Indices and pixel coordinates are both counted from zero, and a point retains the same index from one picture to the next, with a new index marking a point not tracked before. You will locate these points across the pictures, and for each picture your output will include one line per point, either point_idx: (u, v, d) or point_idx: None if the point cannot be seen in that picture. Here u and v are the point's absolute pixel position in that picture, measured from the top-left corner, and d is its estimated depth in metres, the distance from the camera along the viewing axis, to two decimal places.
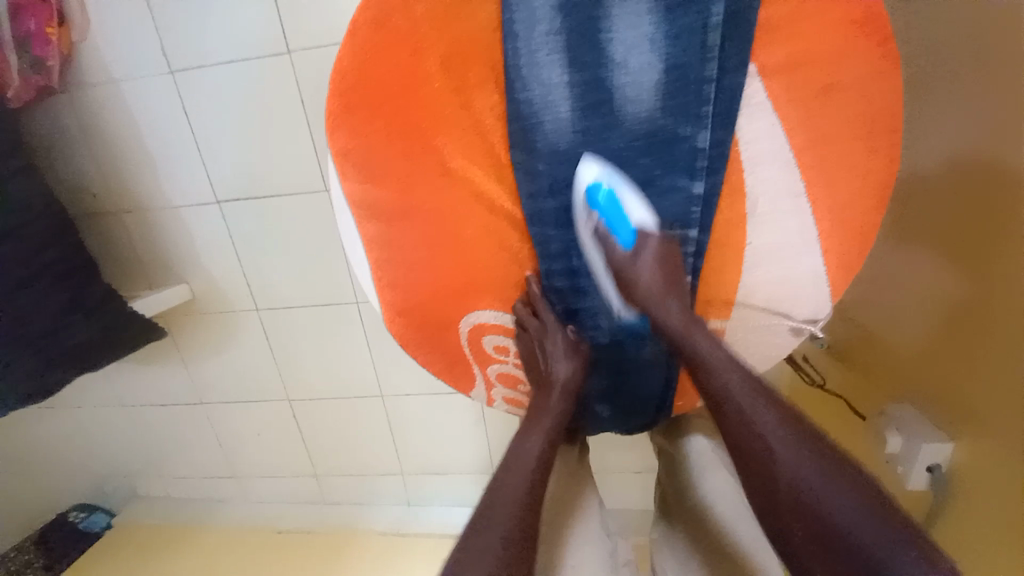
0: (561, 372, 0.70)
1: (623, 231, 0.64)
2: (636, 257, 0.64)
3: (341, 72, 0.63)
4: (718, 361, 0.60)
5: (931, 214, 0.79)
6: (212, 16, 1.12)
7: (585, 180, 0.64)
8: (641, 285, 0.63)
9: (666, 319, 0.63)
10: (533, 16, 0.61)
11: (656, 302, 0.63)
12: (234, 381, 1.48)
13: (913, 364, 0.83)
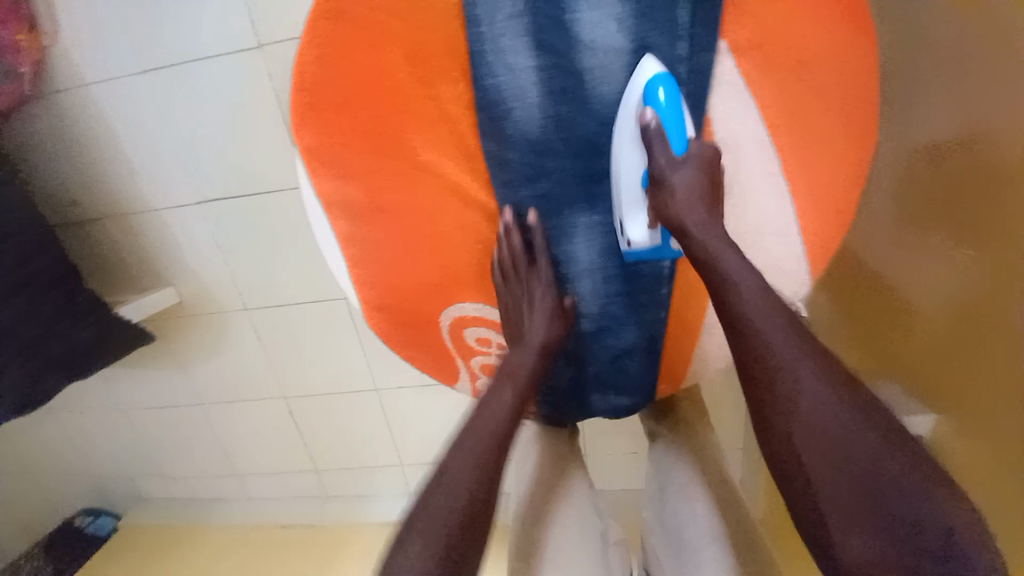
0: (537, 330, 0.67)
1: (675, 138, 0.60)
2: (677, 166, 0.60)
3: (304, 67, 0.62)
4: (753, 303, 0.55)
5: (938, 181, 0.69)
6: (181, 13, 1.10)
7: (646, 76, 0.58)
8: (677, 196, 0.59)
9: (699, 235, 0.59)
10: (495, 2, 0.59)
11: (692, 216, 0.59)
12: (229, 382, 1.49)
13: (909, 344, 0.76)
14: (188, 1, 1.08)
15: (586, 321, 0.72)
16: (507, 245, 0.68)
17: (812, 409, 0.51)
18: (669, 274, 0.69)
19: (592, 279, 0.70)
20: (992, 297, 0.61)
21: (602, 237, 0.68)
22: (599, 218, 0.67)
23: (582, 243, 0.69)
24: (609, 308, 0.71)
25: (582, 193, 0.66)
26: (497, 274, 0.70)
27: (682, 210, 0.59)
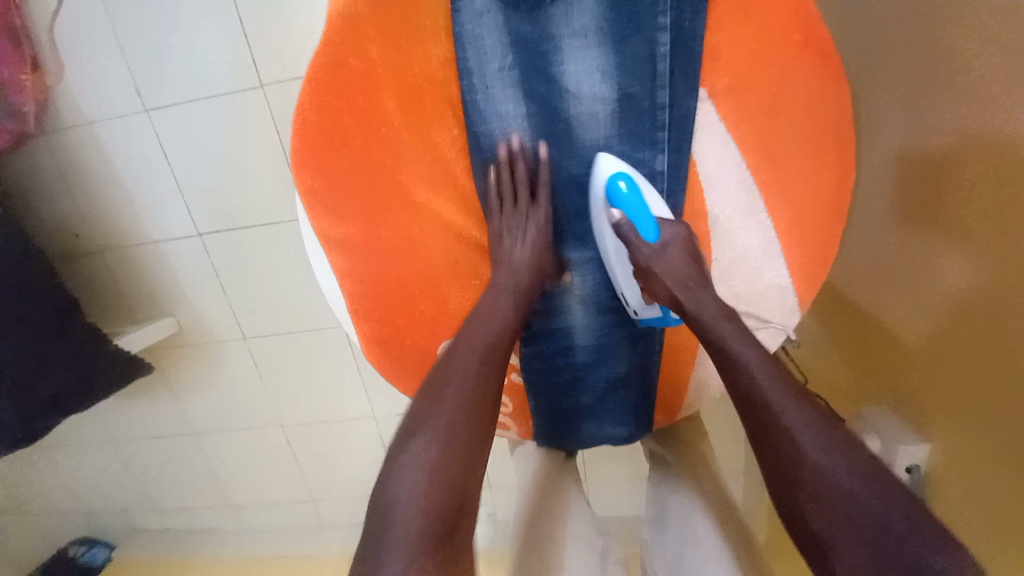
0: (525, 259, 0.66)
1: (646, 225, 0.63)
2: (662, 251, 0.63)
3: (304, 115, 0.64)
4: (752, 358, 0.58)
5: (935, 184, 0.69)
6: (184, 55, 1.13)
7: (602, 178, 0.64)
8: (665, 278, 0.62)
9: (700, 309, 0.61)
10: (485, 54, 0.62)
11: (688, 293, 0.62)
12: (225, 412, 1.49)
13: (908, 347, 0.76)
14: (191, 44, 1.12)
15: (580, 351, 0.74)
16: (509, 172, 0.66)
17: (812, 437, 0.54)
18: None
19: (583, 312, 0.73)
20: (993, 301, 0.61)
21: (592, 271, 0.72)
22: (590, 253, 0.71)
23: (575, 277, 0.72)
24: (603, 341, 0.74)
25: (570, 229, 0.70)
26: (494, 201, 0.68)
27: (676, 284, 0.62)
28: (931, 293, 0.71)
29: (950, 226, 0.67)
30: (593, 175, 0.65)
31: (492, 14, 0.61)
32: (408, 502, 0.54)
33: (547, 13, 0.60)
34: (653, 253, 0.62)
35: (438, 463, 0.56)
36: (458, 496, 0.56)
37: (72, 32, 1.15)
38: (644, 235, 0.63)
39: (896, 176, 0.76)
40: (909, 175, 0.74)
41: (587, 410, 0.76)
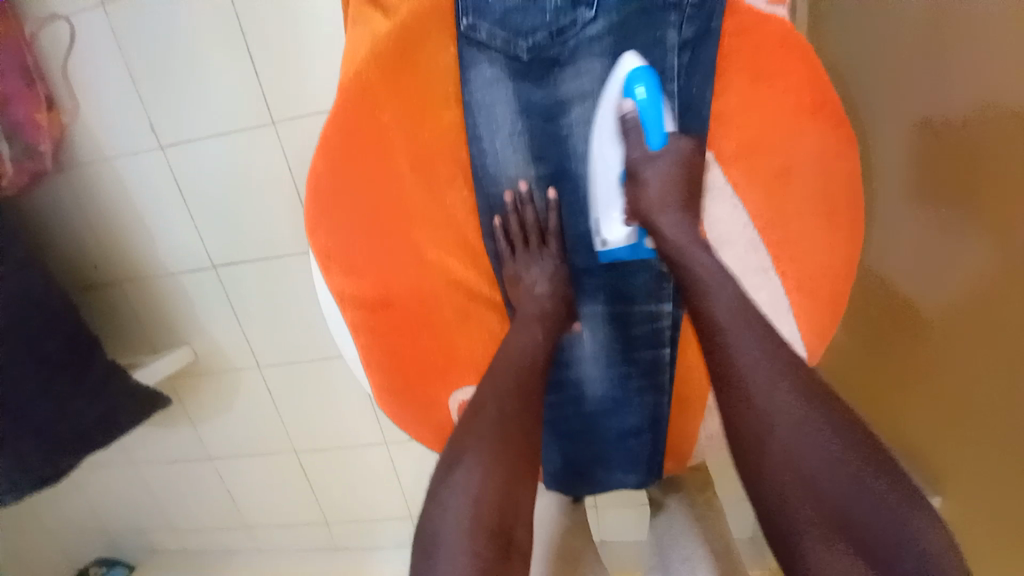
0: (541, 296, 0.65)
1: (652, 132, 0.60)
2: (654, 159, 0.61)
3: (317, 177, 0.66)
4: (726, 318, 0.56)
5: (956, 155, 0.63)
6: (198, 94, 1.16)
7: (623, 71, 0.59)
8: (650, 189, 0.61)
9: (666, 228, 0.60)
10: (494, 119, 0.63)
11: (662, 210, 0.60)
12: (238, 438, 1.51)
13: (926, 331, 0.71)
14: (205, 84, 1.15)
15: (591, 400, 0.74)
16: (519, 219, 0.66)
17: (787, 425, 0.50)
18: (671, 359, 0.71)
19: (596, 364, 0.72)
20: (1005, 283, 0.57)
21: (603, 325, 0.71)
22: (601, 306, 0.70)
23: (586, 331, 0.71)
24: (614, 390, 0.73)
25: (580, 284, 0.70)
26: (504, 246, 0.67)
27: (654, 202, 0.60)
28: (949, 272, 0.66)
29: (970, 201, 0.62)
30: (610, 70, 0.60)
31: (500, 81, 0.62)
32: (452, 538, 0.50)
33: (556, 79, 0.61)
34: (645, 158, 0.61)
35: (485, 496, 0.53)
36: (503, 520, 0.53)
37: (88, 73, 1.18)
38: (649, 142, 0.61)
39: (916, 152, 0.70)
40: (929, 149, 0.68)
41: (598, 456, 0.76)
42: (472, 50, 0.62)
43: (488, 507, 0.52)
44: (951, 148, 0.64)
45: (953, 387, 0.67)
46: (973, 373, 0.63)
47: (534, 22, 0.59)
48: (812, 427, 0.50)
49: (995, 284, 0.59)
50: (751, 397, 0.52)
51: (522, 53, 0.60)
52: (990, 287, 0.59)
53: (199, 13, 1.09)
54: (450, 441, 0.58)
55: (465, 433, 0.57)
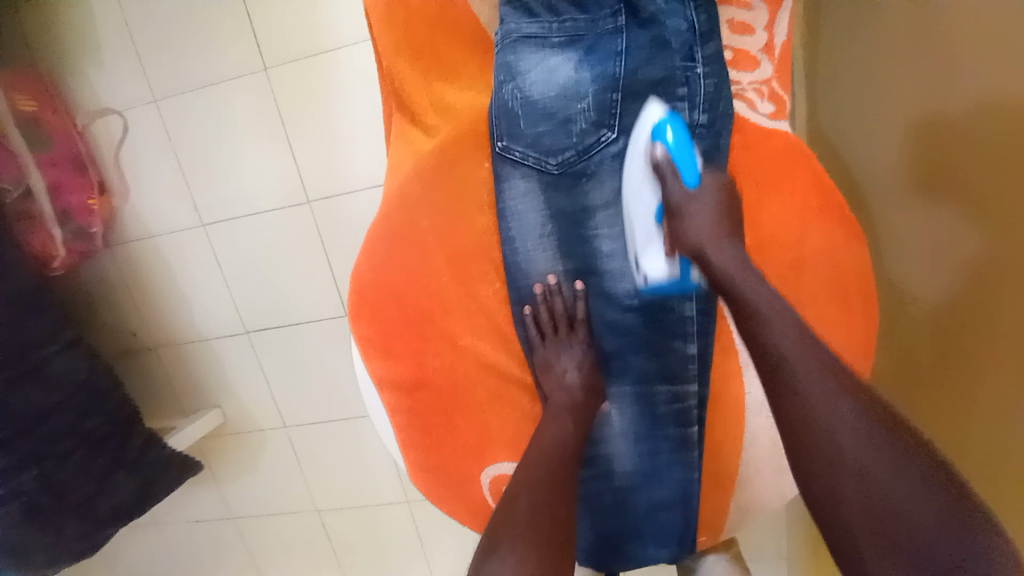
0: (569, 379, 0.69)
1: (687, 170, 0.60)
2: (695, 196, 0.60)
3: (360, 275, 0.74)
4: (800, 370, 0.53)
5: (946, 161, 0.64)
6: (239, 176, 1.25)
7: (651, 118, 0.61)
8: (696, 223, 0.60)
9: (720, 261, 0.59)
10: (525, 222, 0.68)
11: (712, 244, 0.59)
12: (264, 498, 1.53)
13: (927, 328, 0.71)
14: (246, 168, 1.24)
15: (621, 476, 0.76)
16: (547, 309, 0.70)
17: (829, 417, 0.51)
18: (698, 436, 0.72)
19: (624, 442, 0.74)
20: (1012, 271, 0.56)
21: (631, 404, 0.73)
22: (628, 387, 0.72)
23: (613, 409, 0.74)
24: (644, 466, 0.75)
25: (607, 368, 0.72)
26: (534, 334, 0.70)
27: (701, 232, 0.59)
28: (957, 262, 0.64)
29: (958, 194, 0.63)
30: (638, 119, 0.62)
31: (532, 192, 0.67)
32: None
33: (583, 190, 0.66)
34: (687, 194, 0.60)
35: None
36: None
37: (137, 160, 1.28)
38: (686, 178, 0.60)
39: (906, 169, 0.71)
40: (915, 162, 0.69)
41: (627, 529, 0.77)
42: (505, 166, 0.67)
43: None
44: (950, 143, 0.63)
45: (954, 373, 0.67)
46: (993, 366, 0.60)
47: (562, 143, 0.64)
48: (858, 422, 0.50)
49: (990, 268, 0.59)
50: (812, 405, 0.52)
51: (552, 168, 0.65)
52: (984, 271, 0.60)
53: (242, 104, 1.20)
54: (485, 531, 0.60)
55: (500, 523, 0.59)
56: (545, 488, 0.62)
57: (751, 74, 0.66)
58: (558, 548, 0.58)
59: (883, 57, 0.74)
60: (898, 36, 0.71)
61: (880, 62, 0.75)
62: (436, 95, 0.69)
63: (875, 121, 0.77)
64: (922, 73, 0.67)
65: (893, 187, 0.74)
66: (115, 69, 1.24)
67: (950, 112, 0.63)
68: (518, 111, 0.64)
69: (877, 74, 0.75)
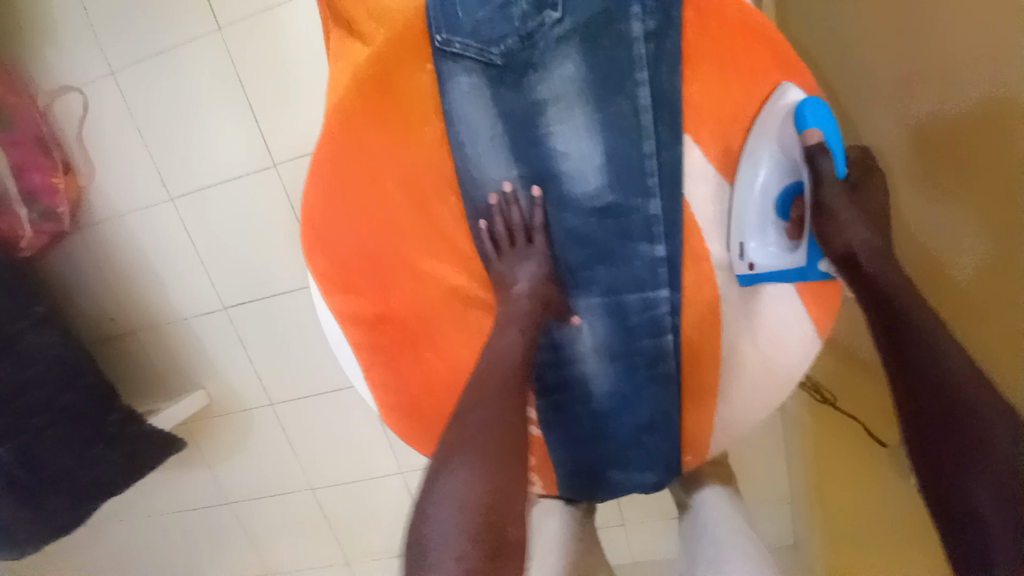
0: (522, 287, 0.65)
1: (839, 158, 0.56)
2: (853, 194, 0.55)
3: (311, 205, 0.70)
4: (951, 346, 0.48)
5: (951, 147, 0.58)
6: (203, 144, 1.22)
7: (790, 102, 0.59)
8: (858, 225, 0.54)
9: (883, 267, 0.53)
10: (474, 125, 0.64)
11: (873, 248, 0.54)
12: (258, 479, 1.50)
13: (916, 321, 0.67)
14: (209, 137, 1.21)
15: (599, 398, 0.72)
16: (502, 221, 0.66)
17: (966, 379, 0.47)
18: (674, 345, 0.69)
19: (599, 360, 0.71)
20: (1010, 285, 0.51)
21: (602, 317, 0.69)
22: (597, 300, 0.68)
23: (584, 325, 0.70)
24: (621, 386, 0.71)
25: (574, 280, 0.68)
26: (489, 248, 0.67)
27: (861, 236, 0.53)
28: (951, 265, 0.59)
29: (968, 188, 0.56)
30: (771, 103, 0.60)
31: (476, 90, 0.63)
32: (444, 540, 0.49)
33: (531, 82, 0.61)
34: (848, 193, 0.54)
35: (475, 497, 0.51)
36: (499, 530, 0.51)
37: (101, 137, 1.26)
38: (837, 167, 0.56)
39: (910, 145, 0.64)
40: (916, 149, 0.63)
41: (610, 454, 0.74)
42: (447, 63, 0.63)
43: (483, 517, 0.50)
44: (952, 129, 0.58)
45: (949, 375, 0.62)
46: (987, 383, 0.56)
47: (503, 30, 0.60)
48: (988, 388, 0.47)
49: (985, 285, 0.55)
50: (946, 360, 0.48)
51: (495, 58, 0.61)
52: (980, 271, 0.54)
53: (198, 69, 1.17)
54: (441, 441, 0.56)
55: (459, 438, 0.55)
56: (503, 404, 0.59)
57: None
58: (517, 453, 0.57)
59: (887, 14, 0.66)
60: None
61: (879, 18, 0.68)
62: (373, 1, 0.65)
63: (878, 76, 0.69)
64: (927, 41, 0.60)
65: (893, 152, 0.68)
66: (70, 42, 1.21)
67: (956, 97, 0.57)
68: (455, 0, 0.60)
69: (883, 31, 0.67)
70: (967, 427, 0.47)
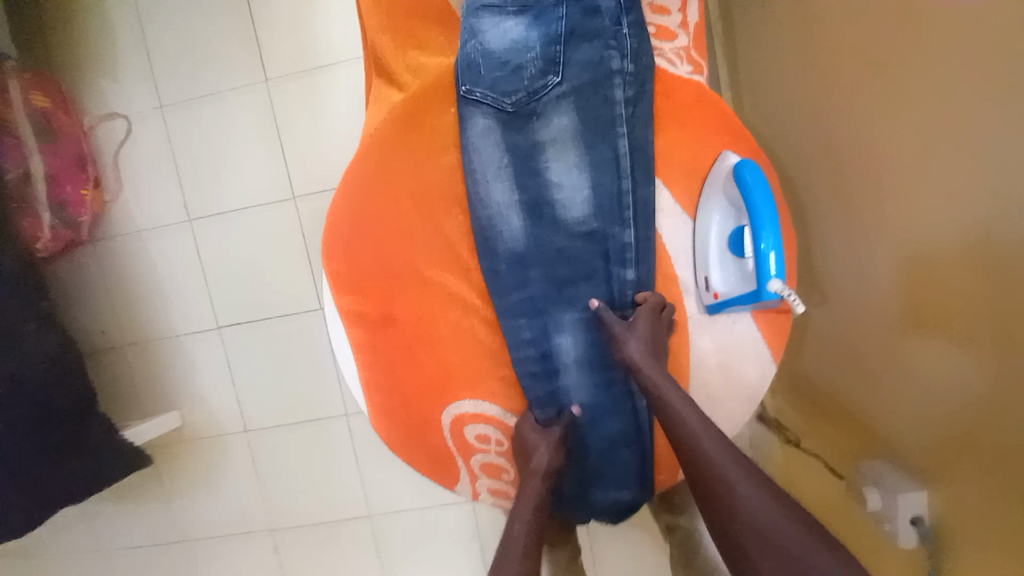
0: (539, 455, 0.72)
1: (765, 207, 0.67)
2: (631, 329, 0.71)
3: (336, 216, 0.80)
4: (714, 451, 0.61)
5: (929, 255, 0.66)
6: (231, 174, 1.34)
7: (730, 163, 0.75)
8: (632, 348, 0.70)
9: (648, 378, 0.67)
10: (484, 157, 0.77)
11: (648, 366, 0.68)
12: (217, 514, 1.42)
13: (884, 367, 0.78)
14: (239, 167, 1.34)
15: (578, 409, 0.78)
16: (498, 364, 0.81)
17: (731, 469, 0.60)
18: None
19: (579, 372, 0.78)
20: (1005, 397, 0.58)
21: (584, 331, 0.77)
22: (579, 315, 0.77)
23: (568, 338, 0.77)
24: (598, 398, 0.77)
25: (561, 294, 0.77)
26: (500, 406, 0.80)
27: (637, 361, 0.69)
28: (934, 357, 0.68)
29: (955, 320, 0.64)
30: (717, 164, 0.77)
31: (489, 128, 0.77)
32: None
33: (534, 127, 0.76)
34: (624, 326, 0.72)
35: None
36: None
37: (136, 160, 1.37)
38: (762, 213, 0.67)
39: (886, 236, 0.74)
40: (945, 265, 0.64)
41: (586, 465, 0.79)
42: (468, 107, 0.77)
43: None
44: (919, 236, 0.67)
45: (916, 422, 0.73)
46: (951, 437, 0.68)
47: (515, 86, 0.75)
48: (750, 476, 0.59)
49: (992, 401, 0.60)
50: (711, 455, 0.61)
51: (507, 107, 0.75)
52: (992, 409, 0.61)
53: (240, 112, 1.33)
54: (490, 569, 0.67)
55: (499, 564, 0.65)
56: (528, 543, 0.66)
57: (670, 43, 0.80)
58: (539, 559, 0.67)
59: (903, 94, 0.66)
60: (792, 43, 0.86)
61: (856, 97, 0.74)
62: (411, 60, 0.80)
63: (885, 154, 0.71)
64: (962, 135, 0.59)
65: (841, 200, 0.82)
66: (126, 78, 1.35)
67: (934, 246, 0.65)
68: (478, 62, 0.75)
69: (874, 110, 0.71)
70: (740, 506, 0.58)
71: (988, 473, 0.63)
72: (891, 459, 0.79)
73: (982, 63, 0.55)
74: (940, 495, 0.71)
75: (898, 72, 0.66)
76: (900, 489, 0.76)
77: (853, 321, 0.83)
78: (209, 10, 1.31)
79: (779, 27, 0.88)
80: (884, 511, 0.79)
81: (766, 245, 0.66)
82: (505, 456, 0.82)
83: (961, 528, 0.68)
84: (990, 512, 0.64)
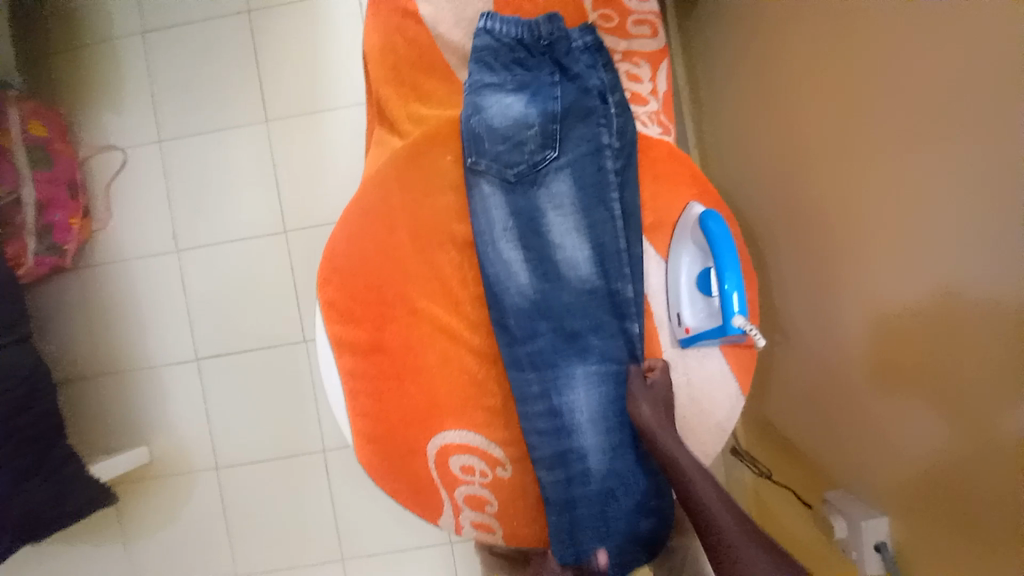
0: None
1: (726, 252, 0.75)
2: (649, 385, 0.78)
3: (333, 248, 0.85)
4: (703, 489, 0.65)
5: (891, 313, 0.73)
6: (224, 208, 1.38)
7: (696, 213, 0.84)
8: (644, 410, 0.75)
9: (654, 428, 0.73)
10: (491, 221, 0.84)
11: (663, 433, 0.73)
12: (178, 559, 1.35)
13: (845, 403, 0.84)
14: (233, 202, 1.38)
15: (574, 448, 0.80)
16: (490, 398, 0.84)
17: (717, 506, 0.64)
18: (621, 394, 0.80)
19: (591, 430, 0.80)
20: (970, 452, 0.63)
21: (596, 386, 0.81)
22: (591, 368, 0.81)
23: (581, 393, 0.81)
24: (612, 440, 0.80)
25: (573, 348, 0.82)
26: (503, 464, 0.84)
27: (648, 424, 0.74)
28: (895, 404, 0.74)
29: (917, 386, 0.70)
30: (685, 214, 0.86)
31: (495, 195, 0.84)
32: None
33: (535, 194, 0.83)
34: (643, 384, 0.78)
35: None
36: None
37: (128, 191, 1.40)
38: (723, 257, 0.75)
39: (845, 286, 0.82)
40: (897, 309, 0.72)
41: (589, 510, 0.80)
42: (475, 177, 0.85)
43: None
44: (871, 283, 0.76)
45: (881, 458, 0.78)
46: (915, 474, 0.73)
47: (517, 159, 0.83)
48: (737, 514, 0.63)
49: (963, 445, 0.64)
50: (702, 495, 0.65)
51: (510, 176, 0.83)
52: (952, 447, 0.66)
53: (238, 149, 1.38)
54: None
55: None
56: None
57: (643, 107, 0.91)
58: None
59: (851, 159, 0.77)
60: (752, 112, 0.99)
61: (810, 160, 0.85)
62: (410, 109, 0.88)
63: (837, 209, 0.81)
64: (901, 193, 0.69)
65: (800, 250, 0.92)
66: (127, 113, 1.40)
67: (894, 295, 0.72)
68: (483, 135, 0.83)
69: (825, 172, 0.82)
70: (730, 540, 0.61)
71: (949, 502, 0.68)
72: (856, 491, 0.84)
73: (912, 132, 0.66)
74: (903, 522, 0.76)
75: (843, 140, 0.77)
76: (864, 515, 0.81)
77: (817, 362, 0.90)
78: (216, 54, 1.39)
79: (741, 98, 1.01)
80: (850, 540, 0.83)
81: (729, 285, 0.73)
82: (489, 488, 0.84)
83: (923, 556, 0.73)
84: (951, 538, 0.68)
